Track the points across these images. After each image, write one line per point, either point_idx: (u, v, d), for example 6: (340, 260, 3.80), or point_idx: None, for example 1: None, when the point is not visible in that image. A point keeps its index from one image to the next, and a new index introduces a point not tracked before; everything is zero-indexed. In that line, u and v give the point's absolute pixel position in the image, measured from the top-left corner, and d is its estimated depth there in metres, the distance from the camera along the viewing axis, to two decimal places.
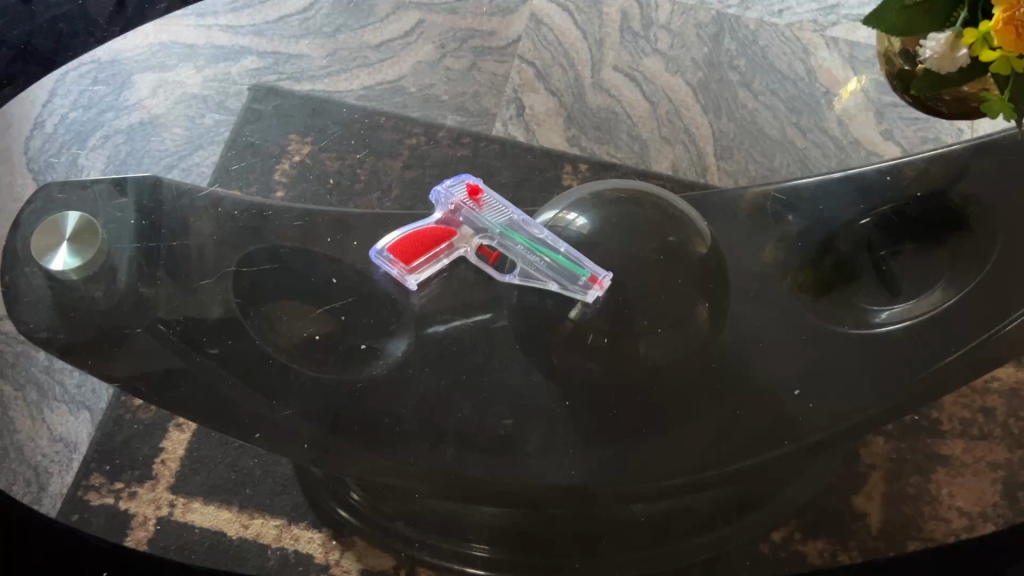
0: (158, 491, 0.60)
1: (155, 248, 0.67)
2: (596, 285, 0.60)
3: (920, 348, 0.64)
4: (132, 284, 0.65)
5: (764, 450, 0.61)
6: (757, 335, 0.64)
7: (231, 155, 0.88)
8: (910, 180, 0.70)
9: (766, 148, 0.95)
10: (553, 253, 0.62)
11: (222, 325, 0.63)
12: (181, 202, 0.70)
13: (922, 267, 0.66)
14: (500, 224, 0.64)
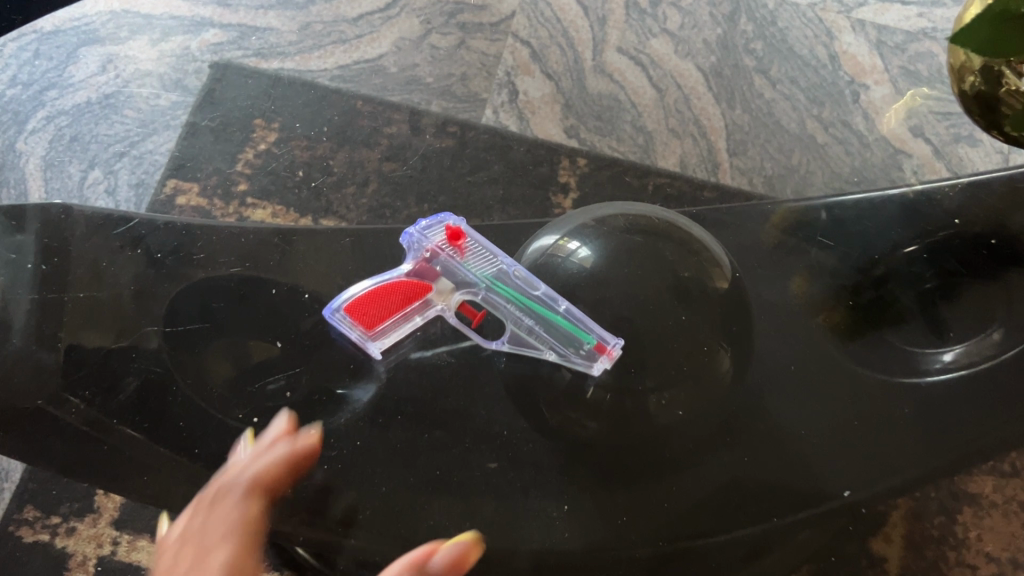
0: (99, 528, 0.68)
1: (59, 297, 0.54)
2: (603, 356, 0.50)
3: (976, 400, 0.53)
4: (29, 345, 0.52)
5: (778, 510, 0.51)
6: (787, 374, 0.54)
7: (180, 159, 0.76)
8: (964, 206, 0.59)
9: (783, 143, 0.84)
10: (550, 314, 0.51)
11: (141, 399, 0.51)
12: (94, 241, 0.57)
13: (983, 304, 0.56)
14: (487, 275, 0.53)
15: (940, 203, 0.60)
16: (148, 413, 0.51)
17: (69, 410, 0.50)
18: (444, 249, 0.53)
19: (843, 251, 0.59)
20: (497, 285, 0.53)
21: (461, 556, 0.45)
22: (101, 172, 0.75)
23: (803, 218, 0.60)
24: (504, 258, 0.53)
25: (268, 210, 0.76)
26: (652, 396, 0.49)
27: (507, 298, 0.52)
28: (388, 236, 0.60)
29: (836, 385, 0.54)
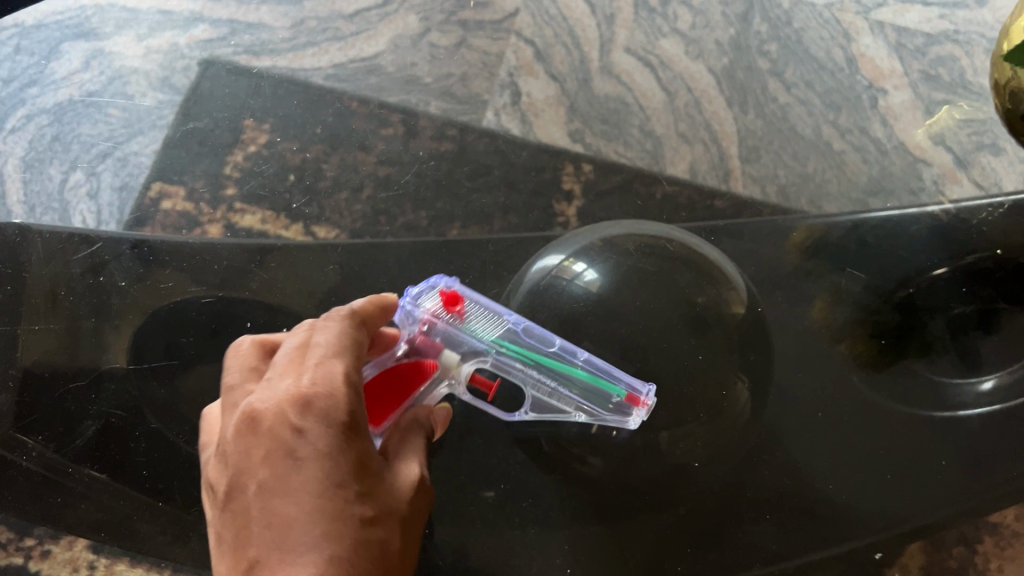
0: (76, 550, 0.47)
1: (13, 331, 0.51)
2: (637, 406, 0.45)
3: (1012, 438, 0.49)
4: None
5: (801, 550, 0.47)
6: (811, 407, 0.51)
7: (163, 167, 0.68)
8: (995, 233, 0.55)
9: (799, 151, 0.75)
10: (573, 371, 0.45)
11: (97, 446, 0.48)
12: (55, 267, 0.53)
13: (1017, 335, 0.52)
14: (494, 338, 0.45)
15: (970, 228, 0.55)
16: (105, 460, 0.48)
17: (27, 455, 0.48)
18: (440, 315, 0.46)
19: (868, 274, 0.55)
20: (507, 347, 0.45)
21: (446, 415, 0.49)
22: (82, 174, 0.68)
23: (823, 239, 0.56)
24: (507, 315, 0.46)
25: (257, 215, 0.68)
26: (663, 434, 0.47)
27: (521, 362, 0.45)
28: (376, 262, 0.56)
29: (859, 422, 0.50)
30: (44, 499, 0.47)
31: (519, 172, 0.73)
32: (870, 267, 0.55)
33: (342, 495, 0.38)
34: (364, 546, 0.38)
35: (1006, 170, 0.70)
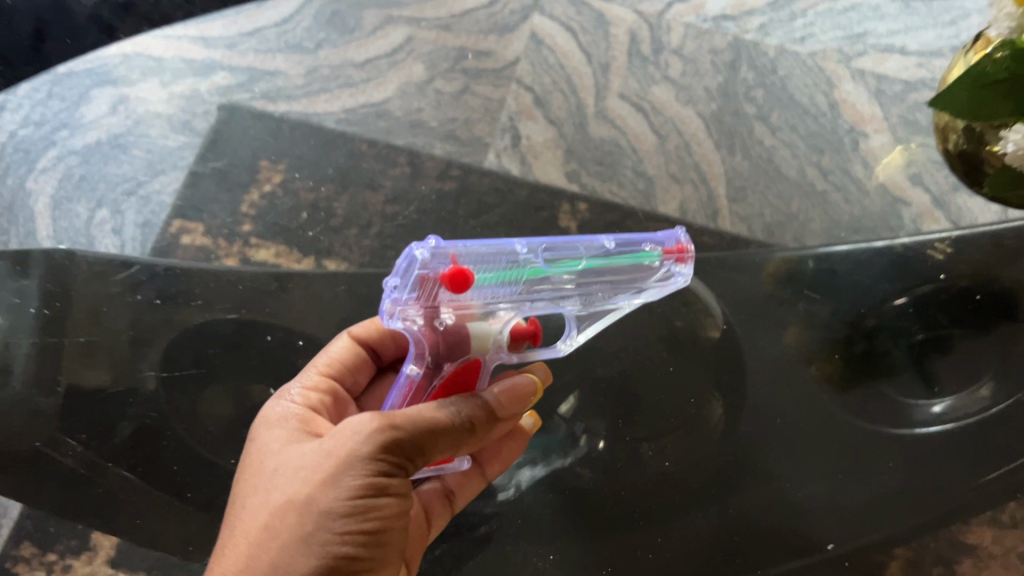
0: (95, 565, 0.55)
1: (57, 343, 0.55)
2: (673, 257, 0.45)
3: (962, 455, 0.53)
4: (30, 392, 0.53)
5: (768, 558, 0.50)
6: (782, 424, 0.54)
7: (189, 203, 0.74)
8: (956, 263, 0.58)
9: (783, 191, 0.78)
10: (599, 259, 0.44)
11: (134, 445, 0.53)
12: (96, 286, 0.57)
13: (969, 359, 0.55)
14: (519, 275, 0.42)
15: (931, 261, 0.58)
16: (142, 459, 0.52)
17: (70, 454, 0.52)
18: (442, 295, 0.41)
19: (835, 302, 0.58)
20: (540, 278, 0.43)
21: (514, 384, 0.45)
22: (107, 212, 0.73)
23: (795, 267, 0.59)
24: (508, 247, 0.42)
25: (271, 250, 0.73)
26: (646, 446, 0.53)
27: (553, 282, 0.43)
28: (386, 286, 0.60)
29: (832, 439, 0.54)
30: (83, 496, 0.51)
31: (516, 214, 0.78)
32: (837, 295, 0.58)
33: (265, 491, 0.41)
34: (281, 519, 0.39)
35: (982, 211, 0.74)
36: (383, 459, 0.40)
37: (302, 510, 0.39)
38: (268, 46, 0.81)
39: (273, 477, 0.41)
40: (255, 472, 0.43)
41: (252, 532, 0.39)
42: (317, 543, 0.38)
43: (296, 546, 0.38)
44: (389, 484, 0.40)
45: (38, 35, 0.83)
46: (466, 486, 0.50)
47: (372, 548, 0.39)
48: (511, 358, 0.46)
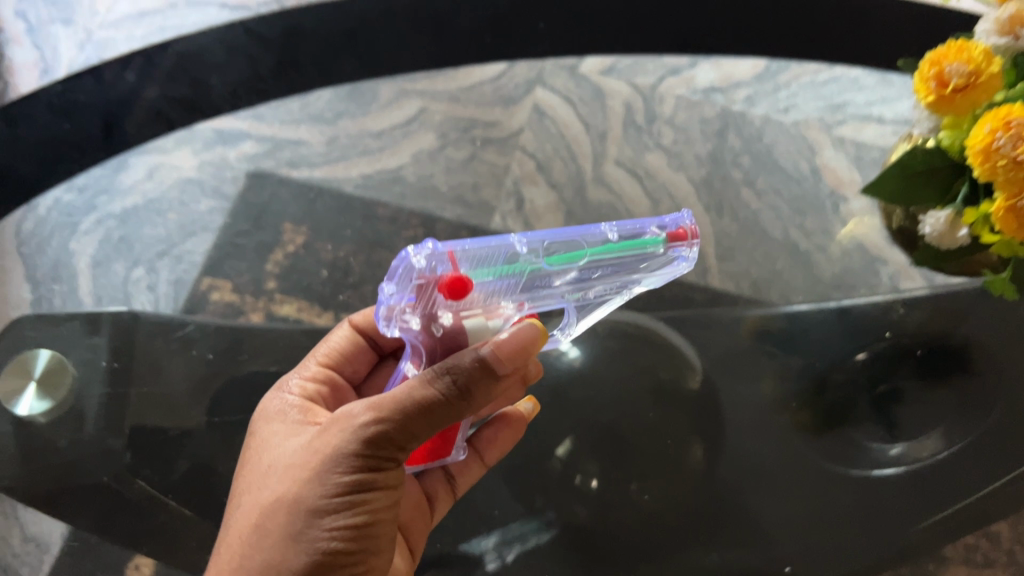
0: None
1: (123, 392, 0.62)
2: (681, 240, 0.45)
3: (918, 495, 0.59)
4: (100, 433, 0.60)
5: None
6: (760, 465, 0.60)
7: (213, 264, 0.75)
8: (908, 323, 0.64)
9: (768, 252, 0.77)
10: (602, 250, 0.44)
11: (190, 480, 0.59)
12: (155, 341, 0.64)
13: (925, 408, 0.61)
14: (515, 270, 0.44)
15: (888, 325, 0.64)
16: (198, 490, 0.59)
17: (131, 488, 0.59)
18: (438, 298, 0.43)
19: (802, 358, 0.64)
20: (537, 273, 0.44)
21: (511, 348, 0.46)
22: (142, 270, 0.74)
23: (766, 324, 0.66)
24: (505, 243, 0.43)
25: (294, 304, 0.73)
26: (633, 486, 0.59)
27: (555, 275, 0.45)
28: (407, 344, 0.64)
29: (800, 481, 0.60)
30: (146, 524, 0.58)
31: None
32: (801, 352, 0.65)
33: (263, 487, 0.46)
34: (272, 515, 0.44)
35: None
36: (366, 456, 0.43)
37: (292, 507, 0.43)
38: (291, 117, 0.81)
39: (278, 469, 0.46)
40: (257, 472, 0.48)
41: (248, 527, 0.44)
42: (306, 540, 0.43)
43: (285, 540, 0.43)
44: (374, 478, 0.44)
45: (108, 126, 0.77)
46: (468, 470, 0.58)
47: (359, 538, 0.44)
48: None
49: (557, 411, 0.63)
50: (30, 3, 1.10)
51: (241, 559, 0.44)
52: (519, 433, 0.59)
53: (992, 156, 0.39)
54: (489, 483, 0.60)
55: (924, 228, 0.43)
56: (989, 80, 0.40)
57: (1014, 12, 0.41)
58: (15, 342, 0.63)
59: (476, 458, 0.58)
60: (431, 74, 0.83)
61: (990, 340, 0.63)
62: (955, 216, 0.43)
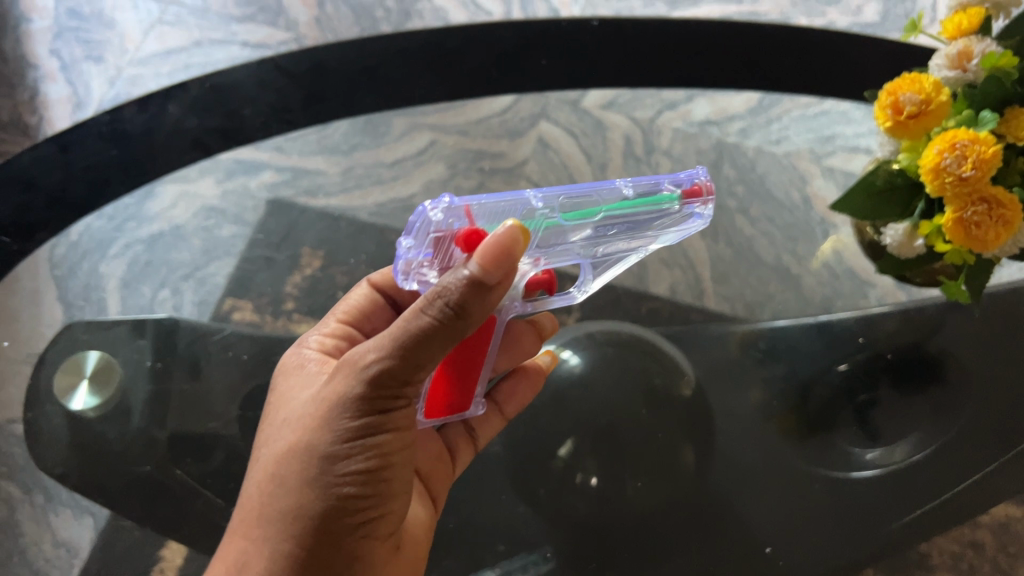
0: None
1: (166, 389, 0.68)
2: (696, 197, 0.50)
3: (894, 495, 0.63)
4: (146, 424, 0.66)
5: None
6: (749, 468, 0.65)
7: (237, 282, 0.79)
8: (882, 334, 0.69)
9: (760, 276, 0.79)
10: (613, 206, 0.49)
11: (227, 468, 0.65)
12: (197, 345, 0.71)
13: (902, 413, 0.66)
14: (533, 225, 0.49)
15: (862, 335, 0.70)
16: (233, 477, 0.65)
17: (173, 479, 0.64)
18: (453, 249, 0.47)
19: (786, 368, 0.69)
20: (554, 227, 0.49)
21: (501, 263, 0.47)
22: (168, 292, 0.78)
23: (750, 339, 0.71)
24: (521, 200, 0.48)
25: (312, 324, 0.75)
26: (632, 484, 0.61)
27: (569, 229, 0.50)
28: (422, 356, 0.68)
29: (786, 481, 0.64)
30: (188, 509, 0.64)
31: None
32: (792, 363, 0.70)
33: (280, 437, 0.51)
34: (289, 462, 0.49)
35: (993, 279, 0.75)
36: (371, 401, 0.47)
37: (308, 455, 0.48)
38: (309, 148, 0.84)
39: (294, 420, 0.50)
40: (276, 421, 0.53)
41: (269, 474, 0.49)
42: (321, 484, 0.48)
43: (303, 485, 0.48)
44: (381, 420, 0.48)
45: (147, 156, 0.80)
46: (487, 423, 0.66)
47: (372, 475, 0.48)
48: (525, 308, 0.55)
49: (559, 413, 0.65)
50: (63, 42, 1.14)
51: (264, 505, 0.49)
52: (535, 388, 0.66)
53: (941, 174, 0.44)
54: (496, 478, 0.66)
55: (886, 239, 0.49)
56: (940, 108, 0.46)
57: (963, 49, 0.47)
58: (69, 343, 0.69)
59: (495, 411, 0.66)
60: (443, 112, 0.87)
61: (961, 351, 0.68)
62: (914, 229, 0.48)
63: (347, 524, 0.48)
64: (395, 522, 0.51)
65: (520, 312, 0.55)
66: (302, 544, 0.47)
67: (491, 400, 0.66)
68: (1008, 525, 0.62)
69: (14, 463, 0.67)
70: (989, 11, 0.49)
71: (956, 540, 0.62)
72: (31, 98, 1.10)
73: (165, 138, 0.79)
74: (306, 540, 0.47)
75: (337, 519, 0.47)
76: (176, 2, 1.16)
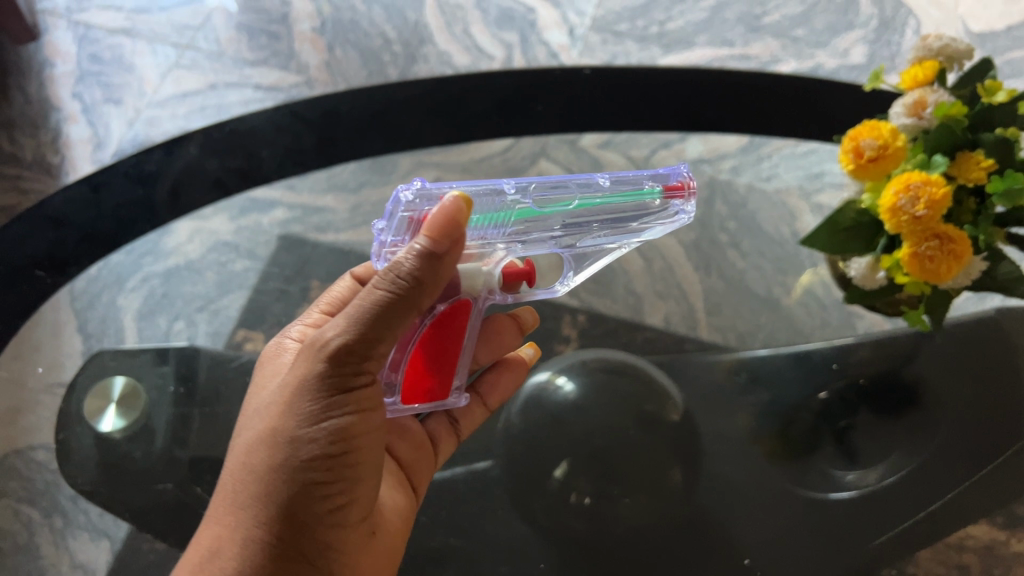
0: None
1: (189, 411, 0.74)
2: (678, 195, 0.57)
3: (870, 515, 0.67)
4: (169, 445, 0.72)
5: None
6: (735, 488, 0.69)
7: (248, 314, 0.82)
8: (861, 361, 0.73)
9: (750, 309, 0.81)
10: (585, 201, 0.56)
11: None
12: (219, 372, 0.77)
13: (878, 436, 0.70)
14: (510, 216, 0.55)
15: (837, 363, 0.73)
16: None
17: (197, 497, 0.70)
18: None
19: (770, 396, 0.73)
20: (531, 216, 0.56)
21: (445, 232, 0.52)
22: (183, 323, 0.81)
23: (735, 368, 0.75)
24: (499, 190, 0.54)
25: None
26: (623, 503, 0.67)
27: (543, 220, 0.56)
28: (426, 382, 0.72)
29: (770, 501, 0.68)
30: None
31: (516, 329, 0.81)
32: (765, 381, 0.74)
33: (251, 427, 0.55)
34: (259, 447, 0.53)
35: (974, 308, 0.77)
36: (333, 380, 0.51)
37: (276, 435, 0.52)
38: (319, 186, 0.88)
39: (263, 407, 0.54)
40: (249, 412, 0.57)
41: (242, 460, 0.53)
42: (289, 464, 0.52)
43: (272, 465, 0.52)
44: (343, 398, 0.52)
45: (172, 193, 0.85)
46: (470, 415, 0.71)
47: (336, 452, 0.52)
48: (506, 300, 0.61)
49: (555, 436, 0.70)
50: (85, 86, 1.19)
51: (238, 488, 0.53)
52: (517, 380, 0.71)
53: (898, 214, 0.49)
54: (493, 498, 0.69)
55: (851, 271, 0.55)
56: (896, 153, 0.51)
57: (918, 98, 0.52)
58: (97, 371, 0.75)
59: (478, 404, 0.70)
60: (445, 150, 0.89)
61: (935, 378, 0.72)
62: (876, 262, 0.55)
63: (316, 500, 0.52)
64: (363, 500, 0.55)
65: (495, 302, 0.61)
66: (274, 523, 0.52)
67: (475, 391, 0.70)
68: (992, 548, 0.66)
69: (35, 488, 0.74)
70: (942, 64, 0.54)
71: (943, 563, 0.66)
72: (54, 139, 1.15)
73: (189, 179, 0.85)
74: (279, 519, 0.52)
75: (305, 495, 0.52)
76: (192, 48, 1.21)
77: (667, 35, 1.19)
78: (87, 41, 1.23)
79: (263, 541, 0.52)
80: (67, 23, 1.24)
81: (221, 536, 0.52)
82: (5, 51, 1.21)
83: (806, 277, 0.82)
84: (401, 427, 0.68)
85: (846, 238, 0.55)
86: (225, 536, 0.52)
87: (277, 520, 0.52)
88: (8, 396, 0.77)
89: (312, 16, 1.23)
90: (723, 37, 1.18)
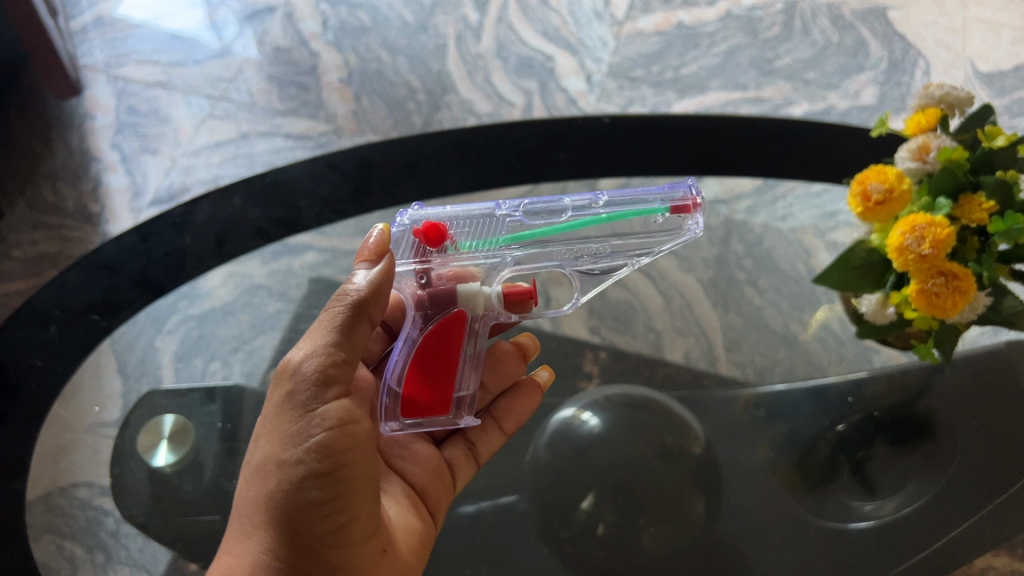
0: None
1: (235, 445, 0.77)
2: (686, 211, 0.62)
3: (885, 546, 0.69)
4: (217, 478, 0.76)
5: None
6: (756, 518, 0.71)
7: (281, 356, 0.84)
8: (874, 395, 0.76)
9: (769, 343, 0.83)
10: (575, 223, 0.63)
11: None
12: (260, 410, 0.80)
13: (894, 466, 0.72)
14: (508, 240, 0.63)
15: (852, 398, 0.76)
16: None
17: None
18: (430, 249, 0.63)
19: (788, 429, 0.75)
20: (524, 237, 0.63)
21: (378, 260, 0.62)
22: (218, 364, 0.84)
23: (757, 404, 0.77)
24: (492, 218, 0.64)
25: None
26: (646, 534, 0.70)
27: (539, 240, 0.63)
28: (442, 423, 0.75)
29: (790, 532, 0.70)
30: None
31: (533, 363, 0.83)
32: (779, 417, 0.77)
33: (247, 461, 0.59)
34: (254, 476, 0.57)
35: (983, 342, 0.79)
36: (307, 401, 0.56)
37: (267, 462, 0.56)
38: (347, 232, 0.90)
39: (257, 440, 0.59)
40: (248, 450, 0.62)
41: (243, 493, 0.58)
42: (282, 486, 0.55)
43: (266, 490, 0.56)
44: (325, 416, 0.56)
45: (220, 240, 0.89)
46: (487, 439, 0.73)
47: (327, 470, 0.55)
48: (514, 317, 0.67)
49: (580, 468, 0.73)
50: (123, 136, 1.24)
51: (244, 520, 0.57)
52: (532, 406, 0.74)
53: (905, 253, 0.52)
54: (522, 531, 0.72)
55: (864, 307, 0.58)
56: (902, 196, 0.54)
57: (923, 143, 0.56)
58: (150, 409, 0.80)
59: (495, 429, 0.73)
60: (470, 195, 0.90)
61: (948, 412, 0.74)
62: (885, 298, 0.58)
63: (313, 518, 0.55)
64: (365, 515, 0.57)
65: (505, 318, 0.67)
66: (280, 546, 0.56)
67: (492, 416, 0.73)
68: None
69: (77, 525, 0.77)
70: (946, 111, 0.58)
71: None
72: (94, 188, 1.20)
73: (235, 229, 0.89)
74: (282, 541, 0.56)
75: (301, 514, 0.55)
76: (225, 99, 1.26)
77: (682, 80, 1.24)
78: (124, 94, 1.28)
79: (271, 563, 0.56)
80: (106, 77, 1.30)
81: (232, 565, 0.56)
82: (49, 105, 1.27)
83: (820, 313, 0.83)
84: (412, 453, 0.71)
85: (850, 279, 0.59)
86: (235, 565, 0.56)
87: (280, 543, 0.56)
88: (52, 435, 0.79)
89: (339, 67, 1.27)
90: (736, 81, 1.22)
